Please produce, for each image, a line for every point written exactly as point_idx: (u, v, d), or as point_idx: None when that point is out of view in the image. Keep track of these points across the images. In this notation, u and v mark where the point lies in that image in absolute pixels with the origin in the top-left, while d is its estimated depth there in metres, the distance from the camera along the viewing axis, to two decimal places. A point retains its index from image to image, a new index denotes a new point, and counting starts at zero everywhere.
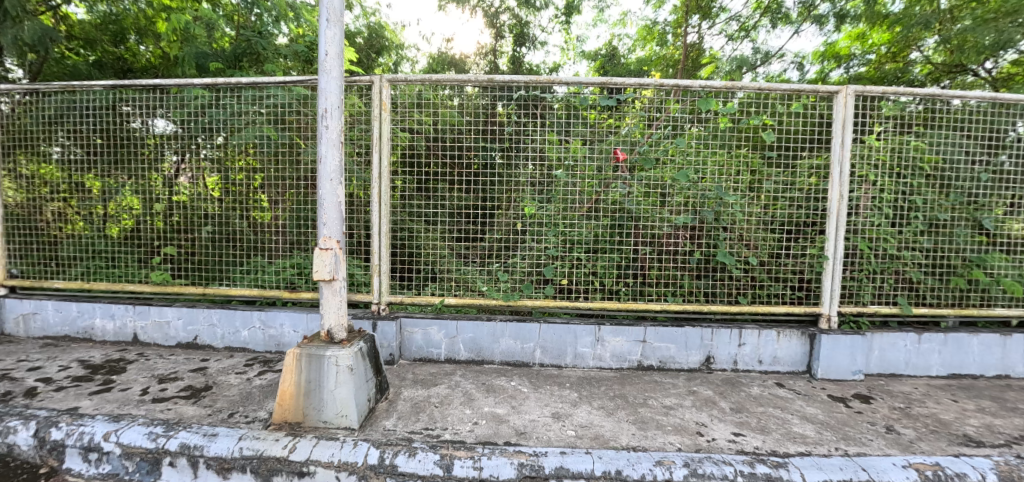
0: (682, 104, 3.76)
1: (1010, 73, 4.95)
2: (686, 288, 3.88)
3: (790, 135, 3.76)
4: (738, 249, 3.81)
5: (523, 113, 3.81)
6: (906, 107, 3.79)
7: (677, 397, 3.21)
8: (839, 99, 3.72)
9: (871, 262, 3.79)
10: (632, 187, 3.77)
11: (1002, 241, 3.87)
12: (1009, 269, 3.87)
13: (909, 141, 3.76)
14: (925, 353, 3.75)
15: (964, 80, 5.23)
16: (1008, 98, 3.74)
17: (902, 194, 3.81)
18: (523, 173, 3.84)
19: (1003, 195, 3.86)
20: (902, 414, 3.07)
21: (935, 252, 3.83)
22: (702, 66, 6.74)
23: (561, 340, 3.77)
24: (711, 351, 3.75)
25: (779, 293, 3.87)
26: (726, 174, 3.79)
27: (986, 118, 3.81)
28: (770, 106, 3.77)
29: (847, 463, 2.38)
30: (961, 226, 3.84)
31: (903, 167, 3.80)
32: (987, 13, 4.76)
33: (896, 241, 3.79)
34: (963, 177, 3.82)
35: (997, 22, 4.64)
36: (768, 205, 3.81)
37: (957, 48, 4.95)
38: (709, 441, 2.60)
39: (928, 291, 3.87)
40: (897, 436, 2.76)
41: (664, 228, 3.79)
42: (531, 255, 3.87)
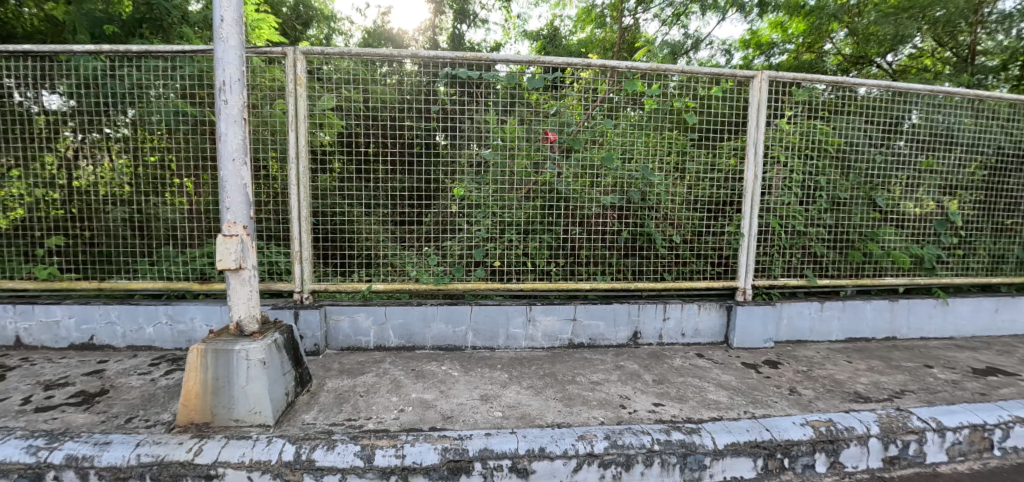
0: (611, 85, 3.79)
1: (905, 66, 5.54)
2: (615, 267, 3.98)
3: (713, 117, 3.91)
4: (663, 228, 3.95)
5: (456, 91, 3.69)
6: (815, 94, 4.05)
7: (604, 372, 3.31)
8: (755, 84, 3.89)
9: (781, 238, 4.07)
10: (564, 168, 3.79)
11: (892, 217, 4.28)
12: (898, 242, 4.30)
13: (816, 125, 4.04)
14: (827, 319, 4.11)
15: (869, 71, 5.75)
16: (903, 87, 4.09)
17: (809, 175, 4.11)
18: (457, 153, 3.74)
19: (894, 176, 4.26)
20: (804, 376, 3.35)
21: (836, 228, 4.18)
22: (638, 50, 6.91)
23: (493, 321, 3.76)
24: (638, 326, 3.89)
25: (700, 269, 4.06)
26: (653, 155, 3.89)
27: (884, 105, 4.16)
28: (694, 89, 3.90)
29: (753, 425, 2.56)
30: (859, 204, 4.20)
31: (811, 149, 4.08)
32: (888, 8, 5.32)
33: (803, 218, 4.09)
34: (861, 159, 4.17)
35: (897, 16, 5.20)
36: (692, 185, 3.97)
37: (863, 40, 5.50)
38: (631, 413, 2.70)
39: (831, 264, 4.21)
40: (798, 397, 3.00)
41: (593, 208, 3.85)
42: (463, 238, 3.81)
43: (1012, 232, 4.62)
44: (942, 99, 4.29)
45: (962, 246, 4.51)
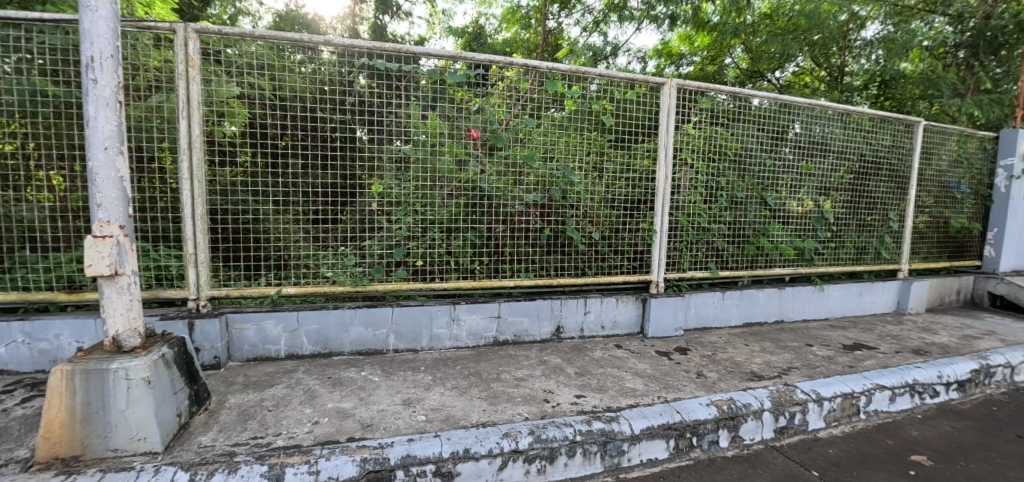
0: (534, 85, 3.84)
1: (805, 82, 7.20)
2: (538, 264, 4.04)
3: (628, 120, 4.10)
4: (583, 225, 4.08)
5: (378, 84, 3.52)
6: (717, 102, 4.40)
7: (528, 368, 3.35)
8: (665, 91, 4.15)
9: (688, 233, 4.38)
10: (487, 166, 3.76)
11: (780, 215, 4.79)
12: (784, 237, 4.82)
13: (717, 130, 4.40)
14: (727, 307, 4.51)
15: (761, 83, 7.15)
16: (788, 99, 4.58)
17: (712, 176, 4.46)
18: (377, 148, 3.57)
19: (781, 178, 4.77)
20: (709, 360, 3.64)
21: (735, 225, 4.59)
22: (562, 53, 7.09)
23: (416, 322, 3.65)
24: (560, 321, 3.99)
25: (617, 264, 4.26)
26: (573, 155, 4.00)
27: (773, 115, 4.64)
28: (611, 93, 4.06)
29: (665, 409, 2.71)
30: (753, 203, 4.65)
31: (713, 153, 4.44)
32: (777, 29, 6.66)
33: (707, 216, 4.44)
34: (755, 162, 4.62)
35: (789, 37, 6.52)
36: (609, 184, 4.13)
37: (756, 56, 6.86)
38: (554, 407, 2.76)
39: (731, 257, 4.61)
40: (704, 380, 3.25)
41: (516, 206, 3.88)
42: (383, 237, 3.65)
43: (871, 227, 5.39)
44: (818, 111, 4.88)
45: (834, 239, 5.17)
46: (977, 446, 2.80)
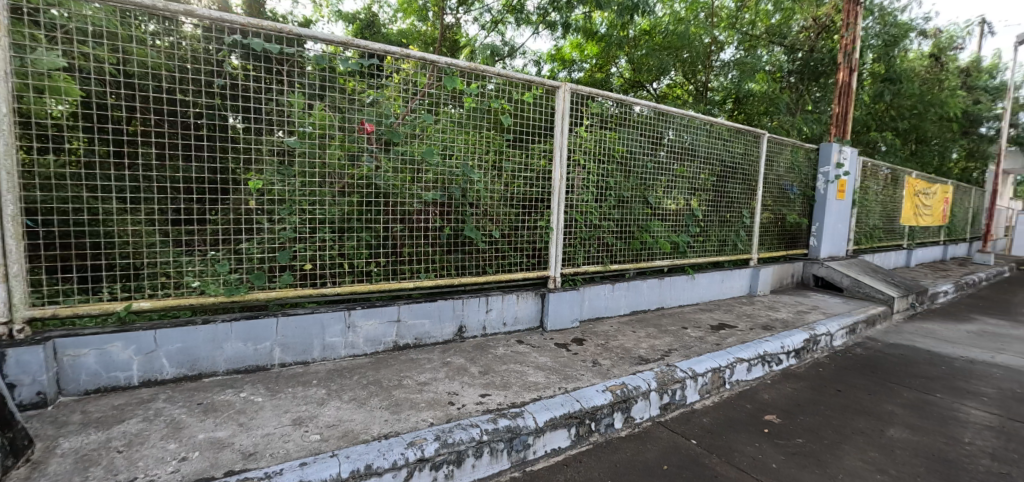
0: (432, 80, 3.73)
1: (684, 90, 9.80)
2: (438, 264, 3.94)
3: (525, 120, 4.18)
4: (483, 224, 4.08)
5: (255, 67, 3.14)
6: (605, 108, 4.70)
7: (431, 371, 3.26)
8: (560, 94, 4.31)
9: (581, 230, 4.61)
10: (382, 162, 3.57)
11: (658, 212, 5.29)
12: (662, 232, 5.33)
13: (606, 134, 4.71)
14: (617, 297, 4.87)
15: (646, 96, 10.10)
16: (665, 109, 5.07)
17: (602, 177, 4.76)
18: (256, 139, 3.18)
19: (659, 180, 5.27)
20: (603, 348, 3.88)
21: (622, 221, 4.96)
22: (461, 50, 7.02)
23: (305, 333, 3.33)
24: (462, 320, 3.95)
25: (517, 262, 4.33)
26: (472, 153, 3.97)
27: (652, 122, 5.10)
28: (510, 93, 4.11)
29: (565, 399, 2.79)
30: (636, 202, 5.07)
31: (603, 155, 4.74)
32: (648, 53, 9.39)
33: (597, 214, 4.73)
34: (637, 165, 5.04)
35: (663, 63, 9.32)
36: (508, 183, 4.18)
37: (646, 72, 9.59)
38: (459, 409, 2.71)
39: (619, 252, 4.97)
40: (600, 367, 3.45)
41: (415, 204, 3.74)
42: (263, 239, 3.26)
43: (730, 223, 6.20)
44: (688, 120, 5.48)
45: (702, 234, 5.85)
46: (811, 402, 3.36)
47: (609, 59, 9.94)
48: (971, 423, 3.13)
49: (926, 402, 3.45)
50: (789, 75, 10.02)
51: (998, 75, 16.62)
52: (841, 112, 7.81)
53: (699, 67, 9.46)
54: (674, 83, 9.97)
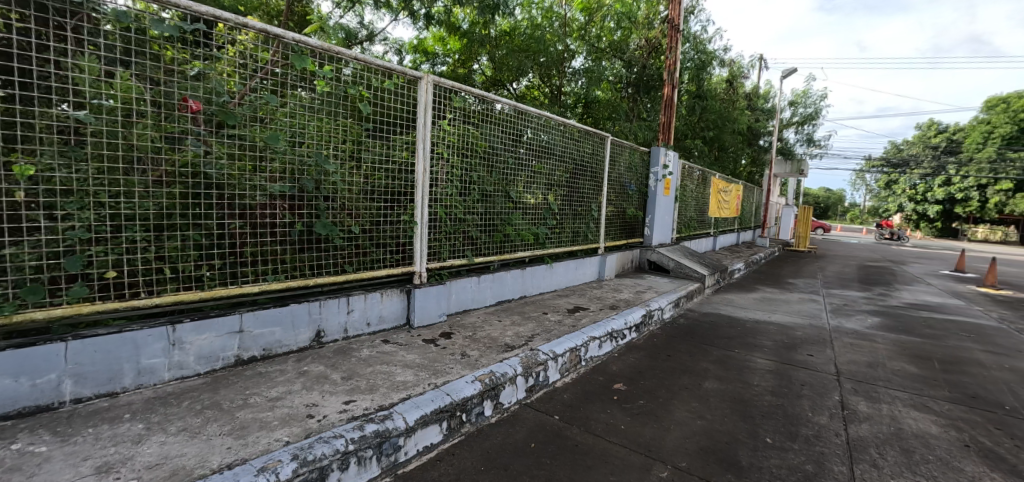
0: (276, 57, 3.32)
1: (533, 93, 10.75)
2: (289, 264, 3.54)
3: (385, 110, 3.99)
4: (341, 219, 3.78)
5: (23, 19, 2.46)
6: (467, 103, 4.75)
7: (284, 384, 2.92)
8: (422, 85, 4.22)
9: (446, 224, 4.59)
10: (214, 147, 3.07)
11: (519, 206, 5.55)
12: (523, 225, 5.60)
13: (468, 130, 4.76)
14: (482, 289, 4.97)
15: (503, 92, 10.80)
16: (524, 108, 5.32)
17: (465, 171, 4.79)
18: (26, 112, 2.48)
19: (519, 175, 5.52)
20: (472, 339, 3.92)
21: (486, 215, 5.07)
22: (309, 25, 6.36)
23: (112, 356, 2.70)
24: (320, 325, 3.62)
25: (380, 258, 4.11)
26: (327, 141, 3.64)
27: (512, 120, 5.32)
28: (369, 80, 3.87)
29: (436, 394, 2.74)
30: (498, 196, 5.23)
31: (466, 149, 4.77)
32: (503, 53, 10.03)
33: (462, 207, 4.75)
34: (498, 160, 5.20)
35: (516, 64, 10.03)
36: (368, 175, 3.94)
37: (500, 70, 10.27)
38: (320, 421, 2.48)
39: (484, 245, 5.07)
40: (469, 357, 3.47)
41: (257, 198, 3.30)
42: (41, 241, 2.55)
43: (581, 216, 6.80)
44: (544, 120, 5.85)
45: (558, 226, 6.31)
46: (649, 368, 3.87)
47: (471, 55, 10.22)
48: (759, 370, 3.95)
49: (729, 358, 4.25)
50: (626, 86, 11.40)
51: (769, 99, 21.27)
52: (666, 122, 9.14)
53: (555, 72, 10.37)
54: (531, 85, 10.69)
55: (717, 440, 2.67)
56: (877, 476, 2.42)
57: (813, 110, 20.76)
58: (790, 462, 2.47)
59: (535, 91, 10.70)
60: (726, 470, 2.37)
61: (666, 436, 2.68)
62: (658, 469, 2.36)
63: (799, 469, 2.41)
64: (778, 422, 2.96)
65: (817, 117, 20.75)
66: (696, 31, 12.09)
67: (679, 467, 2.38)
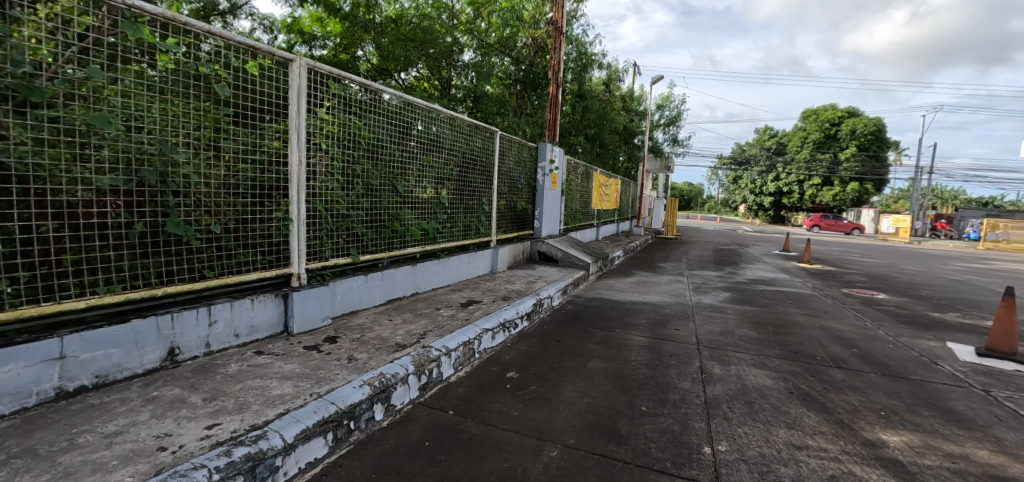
0: (102, 24, 2.78)
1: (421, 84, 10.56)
2: (129, 271, 2.99)
3: (250, 94, 3.57)
4: (197, 216, 3.29)
5: None
6: (348, 90, 4.45)
7: (127, 416, 2.47)
8: (293, 68, 3.86)
9: (327, 221, 4.26)
10: (13, 131, 2.48)
11: (407, 200, 5.37)
12: (412, 220, 5.44)
13: (350, 119, 4.47)
14: (370, 288, 4.73)
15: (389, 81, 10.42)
16: (410, 98, 5.15)
17: (348, 164, 4.49)
18: None
19: (406, 168, 5.34)
20: (359, 341, 3.69)
21: (372, 210, 4.82)
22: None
23: None
24: (173, 341, 3.12)
25: (249, 260, 3.67)
26: (176, 127, 3.15)
27: (398, 111, 5.12)
28: (227, 58, 3.43)
29: (318, 405, 2.53)
30: (385, 190, 5.00)
31: (348, 140, 4.48)
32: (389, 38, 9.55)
33: (344, 202, 4.45)
34: (384, 152, 4.96)
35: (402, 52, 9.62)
36: (230, 167, 3.49)
37: (385, 58, 9.85)
38: (175, 453, 2.14)
39: (370, 242, 4.82)
40: (356, 361, 3.26)
41: (80, 193, 2.74)
42: None
43: (472, 210, 6.82)
44: (432, 112, 5.74)
45: (449, 220, 6.25)
46: (540, 355, 4.03)
47: (355, 41, 9.78)
48: (635, 346, 4.34)
49: (611, 338, 4.61)
50: (515, 83, 11.71)
51: (641, 101, 23.45)
52: (552, 119, 9.56)
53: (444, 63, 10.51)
54: (420, 76, 10.54)
55: (600, 415, 2.87)
56: (728, 427, 2.81)
57: (676, 112, 23.39)
58: (661, 426, 2.75)
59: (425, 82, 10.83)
60: (608, 441, 2.55)
61: (556, 417, 2.81)
62: (549, 448, 2.46)
63: (668, 430, 2.70)
64: (651, 391, 3.28)
65: (679, 119, 23.42)
66: (578, 34, 12.82)
67: (567, 444, 2.51)
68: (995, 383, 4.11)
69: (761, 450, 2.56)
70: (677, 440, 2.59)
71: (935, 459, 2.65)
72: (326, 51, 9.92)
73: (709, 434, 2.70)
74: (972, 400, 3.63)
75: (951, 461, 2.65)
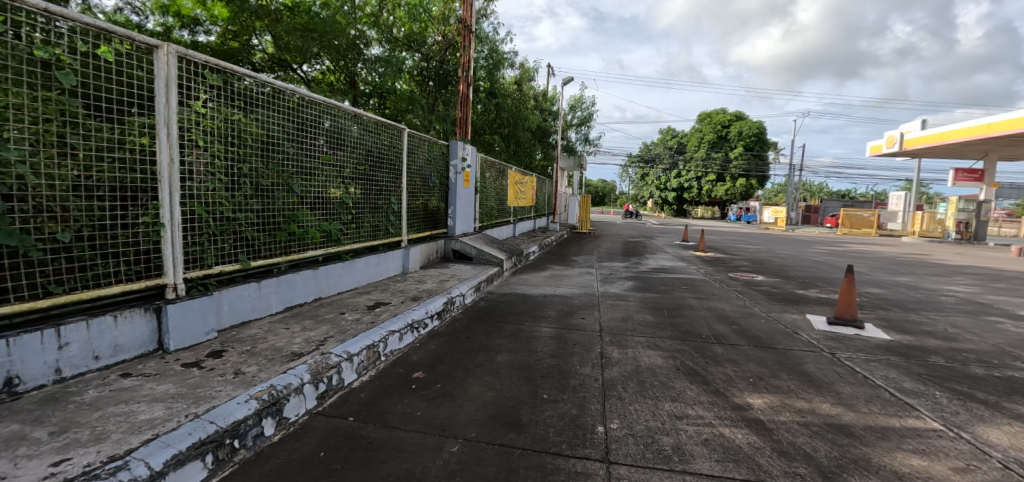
0: None
1: (326, 76, 10.23)
2: None
3: (104, 83, 3.14)
4: (38, 223, 2.83)
5: None
6: (229, 81, 4.08)
7: None
8: (160, 56, 3.46)
9: (209, 225, 3.87)
10: None
11: (306, 201, 5.06)
12: (312, 221, 5.13)
13: (233, 113, 4.10)
14: (264, 296, 4.40)
15: (289, 74, 9.78)
16: (304, 92, 4.84)
17: (232, 162, 4.12)
18: None
19: (303, 166, 5.01)
20: (249, 353, 3.41)
21: (264, 212, 4.47)
22: None
23: None
24: (10, 371, 2.64)
25: (110, 271, 3.23)
26: (4, 119, 2.67)
27: (291, 106, 4.79)
28: (71, 41, 2.98)
29: (195, 425, 2.31)
30: (279, 190, 4.66)
31: (232, 136, 4.11)
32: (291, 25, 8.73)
33: (230, 204, 4.07)
34: (277, 150, 4.62)
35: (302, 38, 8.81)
36: (81, 166, 3.04)
37: (282, 47, 9.13)
38: None
39: (263, 246, 4.47)
40: (243, 375, 3.01)
41: None
42: None
43: (380, 209, 6.60)
44: (331, 108, 5.46)
45: (354, 220, 5.99)
46: (448, 352, 4.03)
47: (248, 28, 8.97)
48: (542, 337, 4.50)
49: (519, 331, 4.73)
50: (427, 80, 11.48)
51: (555, 101, 24.22)
52: (463, 117, 9.56)
53: (349, 56, 9.96)
54: (325, 69, 10.09)
55: (503, 406, 2.95)
56: (621, 406, 3.02)
57: (587, 113, 24.50)
58: (560, 411, 2.89)
59: (331, 76, 10.20)
60: (509, 431, 2.63)
61: (459, 413, 2.83)
62: (450, 444, 2.48)
63: (566, 414, 2.84)
64: (554, 379, 3.42)
65: (590, 120, 24.54)
66: (489, 32, 12.91)
67: (469, 438, 2.54)
68: (840, 346, 4.86)
69: (647, 424, 2.79)
70: (574, 423, 2.75)
71: (789, 415, 3.08)
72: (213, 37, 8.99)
73: (603, 414, 2.89)
74: (821, 362, 4.26)
75: (801, 415, 3.09)
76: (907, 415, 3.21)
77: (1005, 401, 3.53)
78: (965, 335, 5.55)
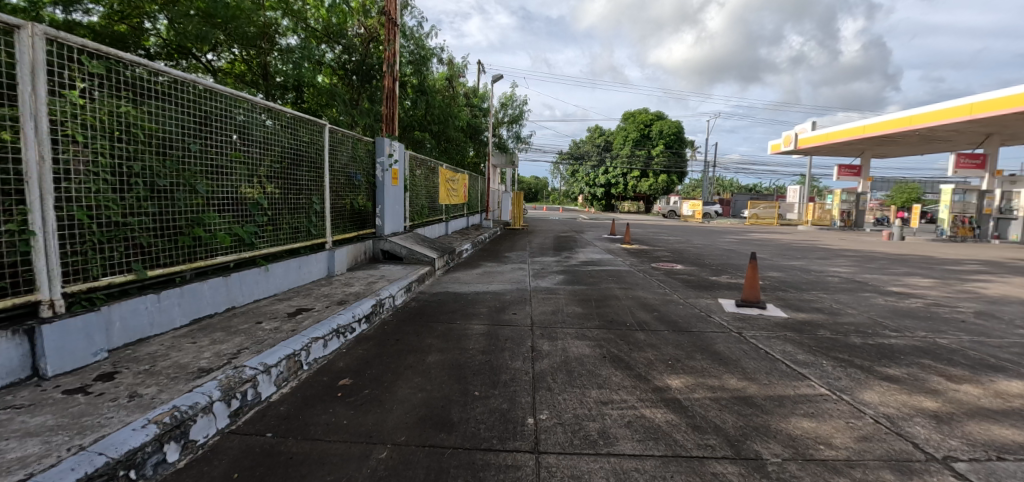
0: None
1: (234, 67, 9.57)
2: None
3: None
4: None
5: None
6: (112, 68, 3.64)
7: None
8: (24, 38, 3.01)
9: (93, 231, 3.44)
10: None
11: (213, 202, 4.64)
12: (220, 224, 4.72)
13: (120, 105, 3.67)
14: (166, 308, 3.99)
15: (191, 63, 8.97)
16: (204, 82, 4.44)
17: (120, 160, 3.67)
18: None
19: (208, 164, 4.59)
20: (147, 374, 3.07)
21: (162, 215, 4.04)
22: None
23: None
24: None
25: None
26: None
27: (190, 97, 4.37)
28: None
29: (80, 458, 2.05)
30: (180, 190, 4.23)
31: (120, 130, 3.67)
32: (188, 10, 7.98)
33: (119, 207, 3.64)
34: (176, 146, 4.19)
35: (203, 22, 8.04)
36: None
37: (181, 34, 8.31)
38: None
39: (161, 253, 4.06)
40: (140, 399, 2.69)
41: None
42: None
43: (301, 210, 6.23)
44: (240, 101, 5.06)
45: (271, 222, 5.61)
46: (377, 357, 3.91)
47: (139, 10, 8.04)
48: (474, 335, 4.50)
49: (450, 330, 4.69)
50: (350, 74, 11.00)
51: (486, 99, 24.26)
52: (389, 113, 9.27)
53: (262, 46, 9.31)
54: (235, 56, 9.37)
55: (433, 407, 2.91)
56: (550, 396, 3.11)
57: (518, 112, 24.84)
58: (491, 407, 2.92)
59: (240, 66, 9.58)
60: (439, 431, 2.61)
61: (387, 418, 2.75)
62: (378, 451, 2.41)
63: (496, 409, 2.87)
64: (485, 375, 3.44)
65: (521, 118, 24.86)
66: (414, 27, 12.63)
67: (397, 443, 2.48)
68: (745, 325, 5.35)
69: (575, 411, 2.90)
70: (505, 417, 2.78)
71: (702, 392, 3.34)
72: (95, 18, 7.94)
73: (532, 406, 2.95)
74: (730, 341, 4.66)
75: (712, 391, 3.36)
76: (800, 383, 3.60)
77: (876, 365, 4.08)
78: (846, 310, 6.34)
